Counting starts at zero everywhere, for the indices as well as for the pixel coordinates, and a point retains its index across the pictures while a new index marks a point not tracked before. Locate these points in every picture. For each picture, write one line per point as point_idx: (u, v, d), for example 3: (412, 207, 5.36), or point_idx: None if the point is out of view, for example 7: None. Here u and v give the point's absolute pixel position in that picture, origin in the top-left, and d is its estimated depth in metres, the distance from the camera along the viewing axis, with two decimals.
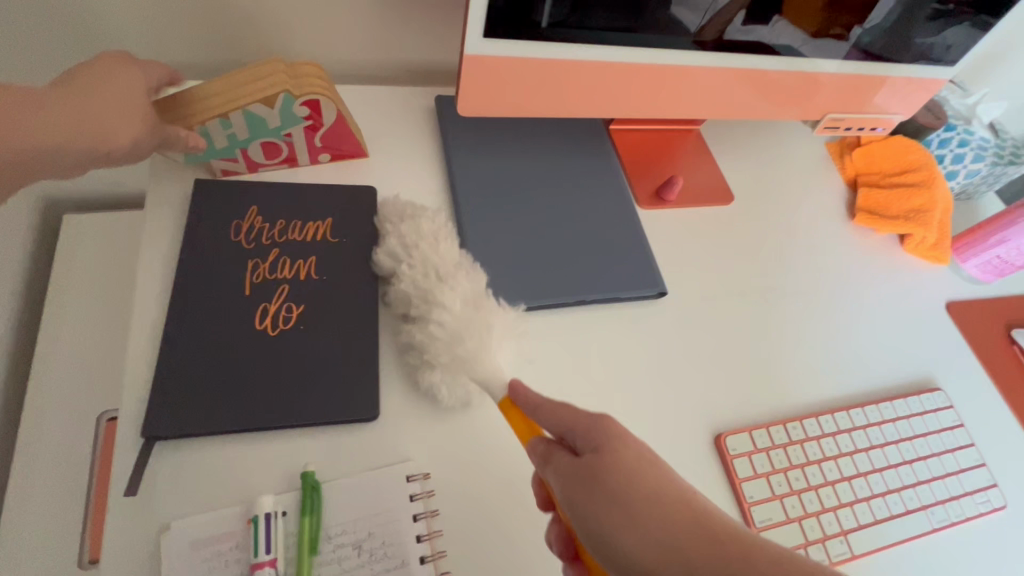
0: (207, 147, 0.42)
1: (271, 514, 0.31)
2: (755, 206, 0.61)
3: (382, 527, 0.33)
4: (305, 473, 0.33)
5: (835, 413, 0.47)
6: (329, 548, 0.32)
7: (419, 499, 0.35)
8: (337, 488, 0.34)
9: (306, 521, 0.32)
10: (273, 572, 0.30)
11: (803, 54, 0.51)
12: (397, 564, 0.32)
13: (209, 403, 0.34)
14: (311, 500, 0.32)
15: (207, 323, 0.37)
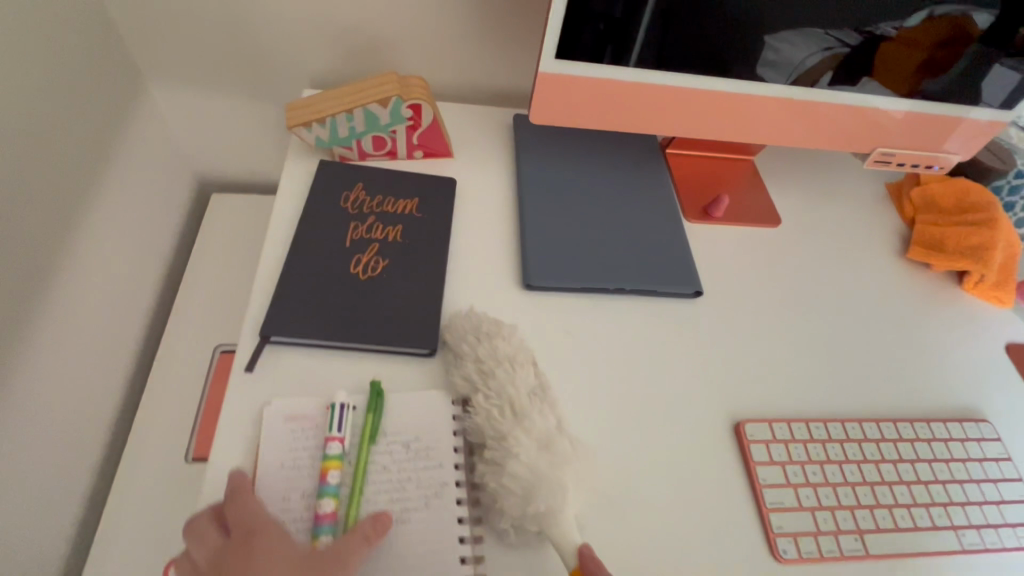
0: (331, 134, 0.54)
1: (346, 404, 0.40)
2: (798, 231, 0.64)
3: (427, 434, 0.40)
4: (373, 379, 0.41)
5: (864, 423, 0.48)
6: (385, 442, 0.40)
7: (459, 418, 0.42)
8: (395, 399, 0.42)
9: (370, 417, 0.40)
10: (341, 445, 0.38)
11: (851, 88, 0.55)
12: (436, 464, 0.39)
13: (309, 319, 0.44)
14: (377, 402, 0.41)
15: (314, 263, 0.48)
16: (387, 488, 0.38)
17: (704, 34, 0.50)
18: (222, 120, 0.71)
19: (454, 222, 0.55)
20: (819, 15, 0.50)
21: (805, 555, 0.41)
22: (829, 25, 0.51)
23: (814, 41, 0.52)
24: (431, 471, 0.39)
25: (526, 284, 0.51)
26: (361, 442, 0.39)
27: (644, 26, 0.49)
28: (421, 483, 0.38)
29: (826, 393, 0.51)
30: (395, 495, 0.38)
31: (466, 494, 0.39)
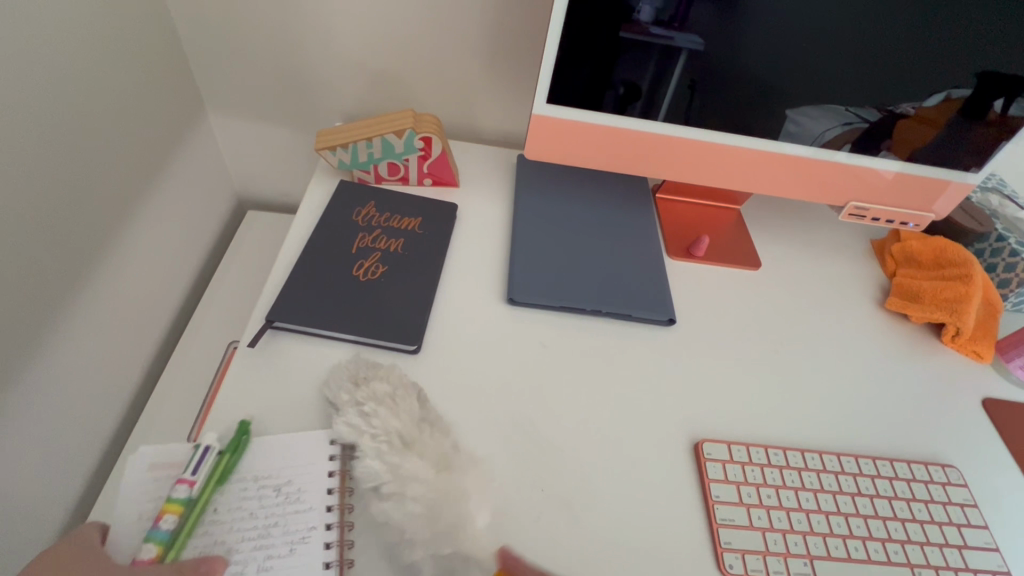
0: (352, 158, 0.62)
1: (207, 446, 0.40)
2: (779, 275, 0.67)
3: (297, 476, 0.41)
4: (242, 421, 0.42)
5: (824, 455, 0.49)
6: (254, 485, 0.40)
7: (335, 459, 0.43)
8: (264, 440, 0.43)
9: (227, 457, 0.40)
10: (189, 489, 0.38)
11: (829, 145, 0.59)
12: (304, 508, 0.40)
13: (309, 310, 0.50)
14: (239, 441, 0.41)
15: (321, 264, 0.54)
16: (251, 533, 0.39)
17: (722, 102, 0.57)
18: (264, 144, 0.81)
19: (451, 241, 0.61)
20: (835, 94, 0.56)
21: (750, 572, 0.42)
22: (846, 103, 0.57)
23: (832, 116, 0.58)
24: (300, 515, 0.40)
25: (509, 299, 0.56)
26: (209, 485, 0.39)
27: (671, 94, 0.56)
28: (287, 528, 0.39)
29: (792, 423, 0.52)
30: (256, 540, 0.38)
31: (335, 537, 0.40)
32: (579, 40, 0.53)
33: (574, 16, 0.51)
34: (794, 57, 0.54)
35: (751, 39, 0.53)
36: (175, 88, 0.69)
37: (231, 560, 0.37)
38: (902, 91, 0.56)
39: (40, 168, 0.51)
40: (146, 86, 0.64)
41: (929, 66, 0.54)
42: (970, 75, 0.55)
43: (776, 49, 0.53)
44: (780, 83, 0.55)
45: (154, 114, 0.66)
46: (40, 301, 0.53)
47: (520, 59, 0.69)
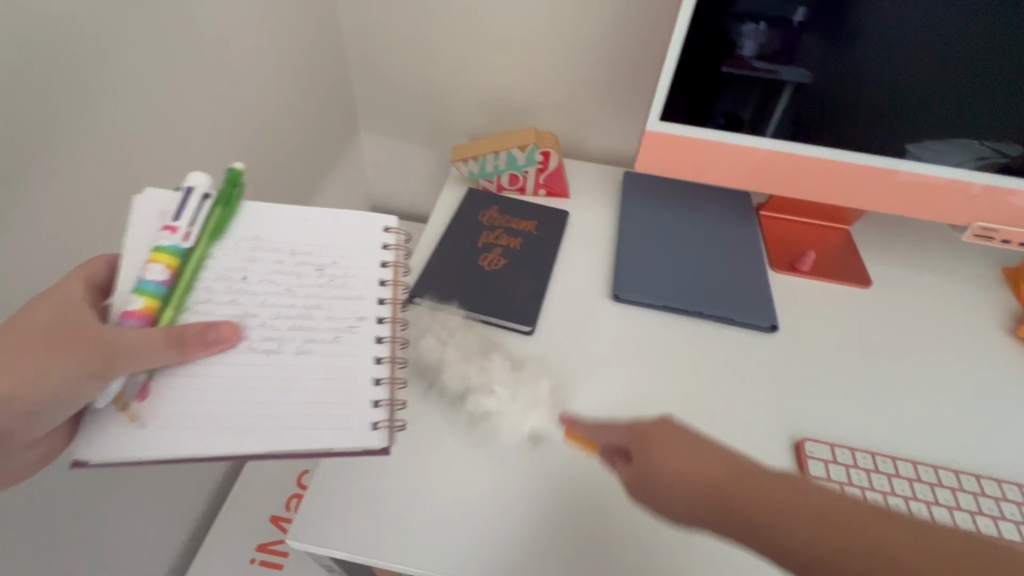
0: (481, 169, 0.72)
1: (195, 194, 0.41)
2: (893, 295, 0.66)
3: (338, 262, 0.44)
4: (231, 168, 0.42)
5: (939, 470, 0.48)
6: (291, 260, 0.42)
7: (386, 250, 0.45)
8: (267, 215, 0.44)
9: (218, 211, 0.41)
10: (180, 239, 0.39)
11: (952, 164, 0.59)
12: (354, 295, 0.43)
13: (443, 292, 0.59)
14: (230, 195, 0.42)
15: (452, 255, 0.64)
16: (285, 309, 0.41)
17: (836, 125, 0.59)
18: (400, 159, 0.94)
19: (563, 243, 0.68)
20: (969, 127, 0.56)
21: None
22: (984, 139, 0.57)
23: (967, 152, 0.58)
24: (351, 302, 0.42)
25: (614, 296, 0.61)
26: (203, 239, 0.40)
27: (785, 119, 0.59)
28: (329, 313, 0.42)
29: (903, 436, 0.51)
30: (288, 312, 0.41)
31: (381, 323, 0.42)
32: (693, 70, 0.58)
33: (689, 49, 0.56)
34: (915, 82, 0.54)
35: (868, 66, 0.54)
36: (337, 112, 0.85)
37: (267, 335, 0.39)
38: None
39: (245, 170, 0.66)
40: (317, 109, 0.80)
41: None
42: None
43: (895, 75, 0.54)
44: (899, 106, 0.56)
45: (320, 132, 0.81)
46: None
47: (631, 85, 0.76)
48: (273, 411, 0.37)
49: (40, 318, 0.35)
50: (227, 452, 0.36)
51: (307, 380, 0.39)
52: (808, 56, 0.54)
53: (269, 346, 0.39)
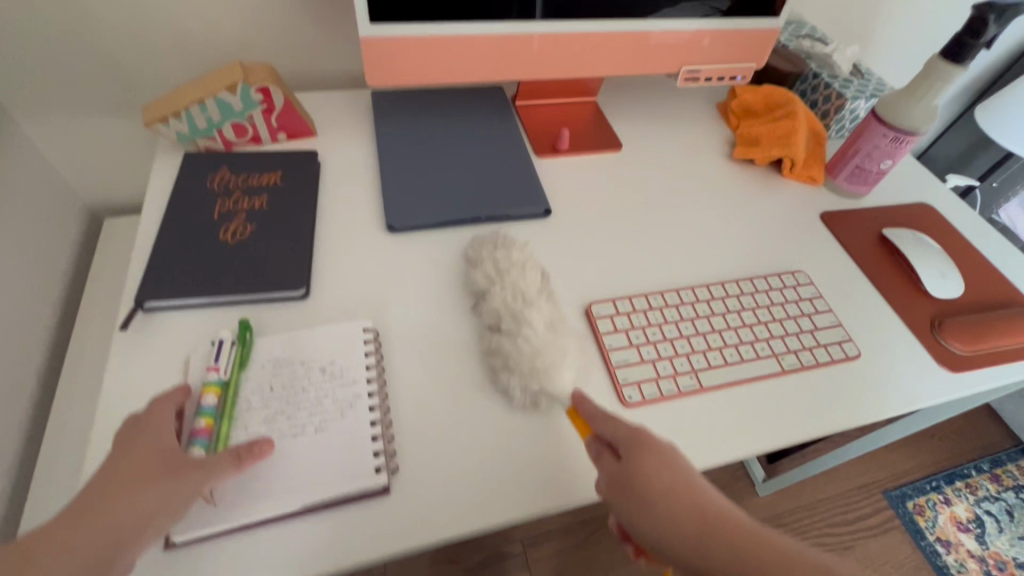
0: (190, 126, 0.58)
1: (222, 340, 0.44)
2: (639, 152, 0.73)
3: (340, 357, 0.45)
4: (241, 320, 0.46)
5: (695, 289, 0.56)
6: (302, 366, 0.44)
7: (369, 341, 0.47)
8: (279, 338, 0.46)
9: (240, 349, 0.44)
10: (218, 373, 0.42)
11: (653, 16, 0.63)
12: (348, 381, 0.44)
13: (179, 284, 0.48)
14: (246, 336, 0.45)
15: (183, 238, 0.52)
16: (302, 401, 0.42)
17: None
18: (99, 143, 0.73)
19: (319, 187, 0.60)
20: None
21: (647, 397, 0.48)
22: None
23: (692, 9, 0.64)
24: (346, 387, 0.43)
25: (389, 228, 0.57)
26: (234, 370, 0.43)
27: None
28: (335, 398, 0.43)
29: (666, 271, 0.59)
30: (302, 408, 0.42)
31: (378, 402, 0.43)
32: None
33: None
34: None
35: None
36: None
37: (289, 426, 0.41)
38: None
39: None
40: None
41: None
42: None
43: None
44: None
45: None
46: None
47: None
48: (310, 481, 0.39)
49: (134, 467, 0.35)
50: (289, 514, 0.38)
51: (335, 459, 0.40)
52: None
53: (295, 431, 0.41)
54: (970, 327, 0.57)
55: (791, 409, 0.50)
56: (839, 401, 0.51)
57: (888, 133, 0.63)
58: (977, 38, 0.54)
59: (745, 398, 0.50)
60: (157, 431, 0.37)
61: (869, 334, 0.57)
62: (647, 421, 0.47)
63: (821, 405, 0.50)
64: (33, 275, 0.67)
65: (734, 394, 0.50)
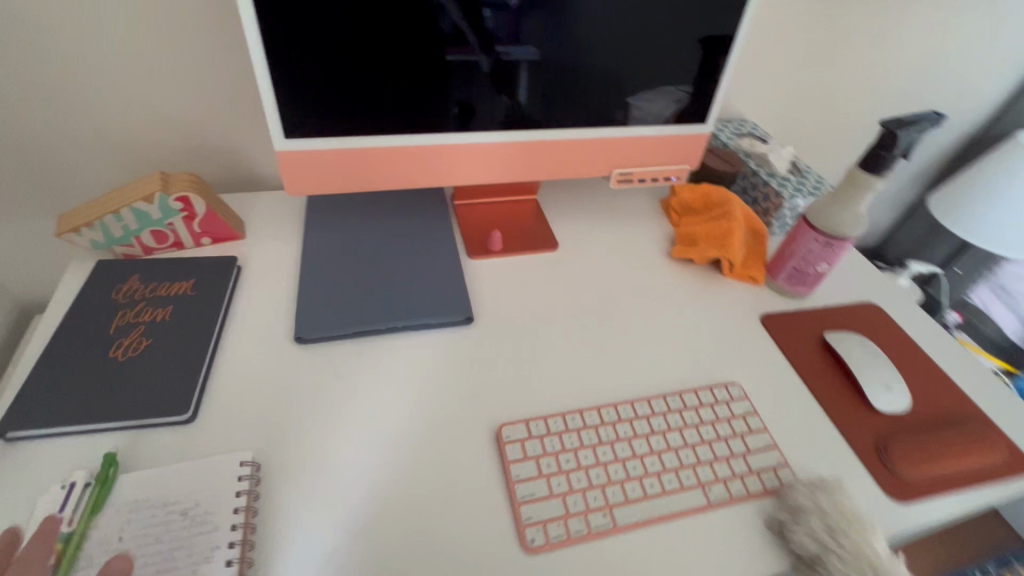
0: (106, 234, 0.57)
1: (75, 483, 0.40)
2: (576, 250, 0.72)
3: (207, 497, 0.41)
4: (106, 452, 0.43)
5: (618, 407, 0.52)
6: (162, 509, 0.40)
7: (245, 477, 0.43)
8: (150, 474, 0.42)
9: (97, 489, 0.40)
10: (63, 525, 0.38)
11: (575, 125, 0.64)
12: (211, 527, 0.39)
13: (52, 409, 0.45)
14: (107, 473, 0.41)
15: (72, 355, 0.49)
16: (153, 555, 0.38)
17: (460, 106, 0.58)
18: (31, 241, 0.73)
19: (234, 295, 0.58)
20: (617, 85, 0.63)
21: (552, 540, 0.43)
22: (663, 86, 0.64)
23: (663, 95, 0.65)
24: (206, 535, 0.39)
25: (298, 339, 0.55)
26: (85, 517, 0.39)
27: (412, 110, 0.57)
28: (192, 549, 0.38)
29: (592, 383, 0.55)
30: (152, 562, 0.38)
31: (239, 554, 0.39)
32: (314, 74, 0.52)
33: (288, 52, 0.50)
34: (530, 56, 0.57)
35: (483, 42, 0.55)
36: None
37: None
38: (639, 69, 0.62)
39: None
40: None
41: (656, 44, 0.61)
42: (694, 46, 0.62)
43: (515, 48, 0.56)
44: (526, 80, 0.59)
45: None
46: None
47: None
48: None
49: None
50: None
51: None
52: (421, 40, 0.53)
53: None
54: (917, 449, 0.53)
55: (714, 552, 0.44)
56: (772, 541, 0.46)
57: (820, 239, 0.62)
58: (889, 151, 0.55)
59: (664, 539, 0.45)
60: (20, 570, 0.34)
61: (809, 456, 0.52)
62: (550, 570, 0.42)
63: (751, 546, 0.45)
64: None
65: (653, 535, 0.45)
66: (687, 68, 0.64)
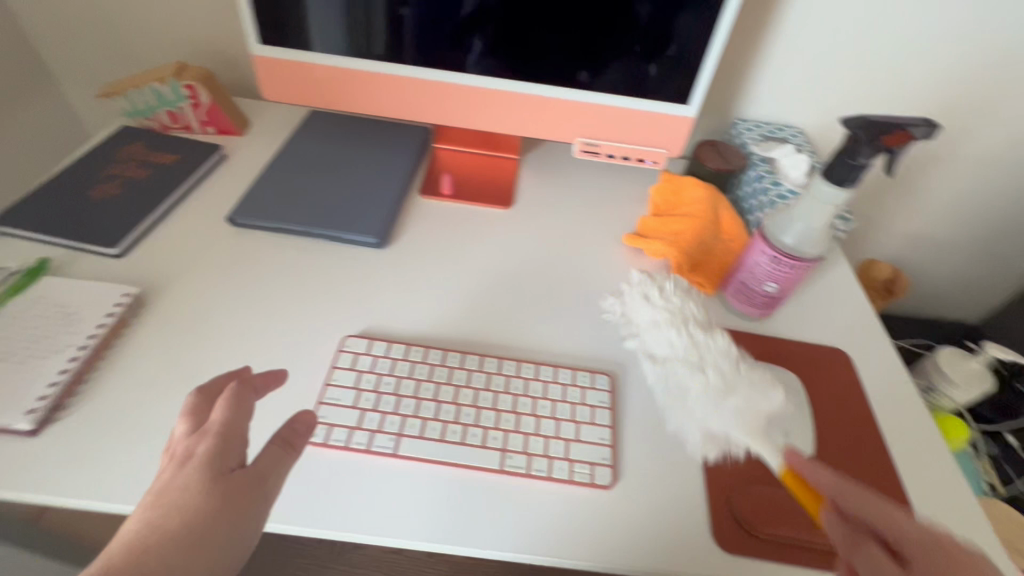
0: (132, 104, 0.70)
1: (10, 268, 0.51)
2: (530, 212, 0.70)
3: (86, 310, 0.50)
4: (43, 257, 0.54)
5: (466, 356, 0.51)
6: (53, 307, 0.50)
7: (122, 304, 0.51)
8: (61, 281, 0.52)
9: (23, 277, 0.51)
10: None
11: (536, 80, 0.61)
12: (75, 330, 0.48)
13: (29, 219, 0.57)
14: (37, 269, 0.52)
15: (64, 186, 0.61)
16: (28, 335, 0.47)
17: (417, 43, 0.60)
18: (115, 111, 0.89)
19: (205, 173, 0.67)
20: (596, 49, 0.59)
21: (329, 442, 0.45)
22: (673, 63, 0.59)
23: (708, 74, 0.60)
24: (70, 335, 0.48)
25: (231, 220, 0.62)
26: (5, 294, 0.50)
27: (371, 38, 0.60)
28: (54, 341, 0.47)
29: (461, 332, 0.55)
30: (25, 339, 0.47)
31: (82, 355, 0.47)
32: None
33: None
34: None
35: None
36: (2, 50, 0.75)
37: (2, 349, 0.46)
38: (626, 30, 0.57)
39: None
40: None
41: (639, 6, 0.55)
42: (690, 11, 0.56)
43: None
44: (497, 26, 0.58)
45: None
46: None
47: None
48: None
49: (225, 419, 0.33)
50: None
51: (6, 386, 0.44)
52: None
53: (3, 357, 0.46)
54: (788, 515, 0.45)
55: (478, 510, 0.43)
56: (552, 529, 0.42)
57: (767, 252, 0.53)
58: (853, 159, 0.45)
59: (438, 482, 0.44)
60: (204, 392, 0.35)
61: (649, 470, 0.47)
62: (316, 466, 0.44)
63: (525, 523, 0.42)
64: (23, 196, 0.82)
65: (426, 475, 0.44)
66: (683, 34, 0.57)
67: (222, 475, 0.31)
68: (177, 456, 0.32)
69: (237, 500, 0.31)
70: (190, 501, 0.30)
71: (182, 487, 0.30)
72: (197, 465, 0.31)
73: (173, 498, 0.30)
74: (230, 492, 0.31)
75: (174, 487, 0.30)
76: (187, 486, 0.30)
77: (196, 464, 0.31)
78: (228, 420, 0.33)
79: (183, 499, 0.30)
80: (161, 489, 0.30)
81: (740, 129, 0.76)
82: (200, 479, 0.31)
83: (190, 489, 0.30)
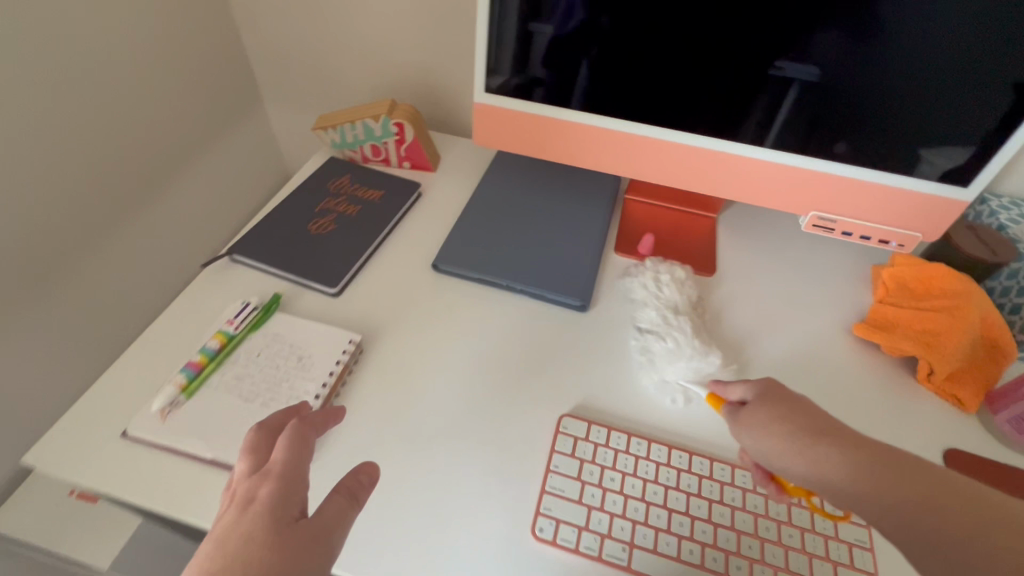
0: (342, 138, 0.72)
1: (250, 303, 0.53)
2: (736, 283, 0.64)
3: (317, 355, 0.51)
4: (276, 292, 0.56)
5: (694, 457, 0.47)
6: (289, 349, 0.51)
7: (348, 352, 0.51)
8: (292, 320, 0.53)
9: (260, 313, 0.53)
10: (232, 327, 0.51)
11: (785, 148, 0.54)
12: (310, 376, 0.49)
13: (258, 252, 0.60)
14: (271, 305, 0.54)
15: (285, 219, 0.64)
16: (269, 378, 0.49)
17: (655, 105, 0.55)
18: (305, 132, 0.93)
19: (406, 212, 0.68)
20: (870, 123, 0.51)
21: (559, 540, 0.42)
22: (965, 143, 0.50)
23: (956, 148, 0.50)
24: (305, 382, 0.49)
25: (434, 266, 0.62)
26: (246, 330, 0.52)
27: (606, 96, 0.56)
28: (292, 387, 0.48)
29: (678, 421, 0.50)
30: (267, 379, 0.49)
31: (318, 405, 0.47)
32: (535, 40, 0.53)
33: (515, 12, 0.52)
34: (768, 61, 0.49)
35: (722, 50, 0.49)
36: (232, 74, 0.83)
37: (249, 390, 0.48)
38: (913, 104, 0.49)
39: (108, 120, 0.64)
40: (207, 70, 0.78)
41: (938, 81, 0.47)
42: (1002, 85, 0.46)
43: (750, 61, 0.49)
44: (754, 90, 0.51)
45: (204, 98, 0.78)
46: (92, 223, 0.66)
47: None
48: (229, 439, 0.45)
49: (284, 459, 0.31)
50: (204, 458, 0.44)
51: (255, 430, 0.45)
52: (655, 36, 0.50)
53: (249, 397, 0.47)
54: None
55: None
56: None
57: None
58: None
59: None
60: (259, 434, 0.33)
61: None
62: (548, 565, 0.41)
63: None
64: (227, 209, 0.88)
65: None
66: (985, 111, 0.48)
67: (287, 523, 0.28)
68: (236, 499, 0.29)
69: (301, 552, 0.27)
70: (249, 552, 0.26)
71: (247, 530, 0.27)
72: (259, 509, 0.28)
73: (235, 543, 0.27)
74: (297, 543, 0.28)
75: (239, 531, 0.27)
76: (251, 531, 0.27)
77: (256, 509, 0.28)
78: (289, 460, 0.31)
79: (246, 547, 0.26)
80: (219, 539, 0.27)
81: (991, 206, 0.65)
82: (264, 525, 0.28)
83: (256, 535, 0.27)
